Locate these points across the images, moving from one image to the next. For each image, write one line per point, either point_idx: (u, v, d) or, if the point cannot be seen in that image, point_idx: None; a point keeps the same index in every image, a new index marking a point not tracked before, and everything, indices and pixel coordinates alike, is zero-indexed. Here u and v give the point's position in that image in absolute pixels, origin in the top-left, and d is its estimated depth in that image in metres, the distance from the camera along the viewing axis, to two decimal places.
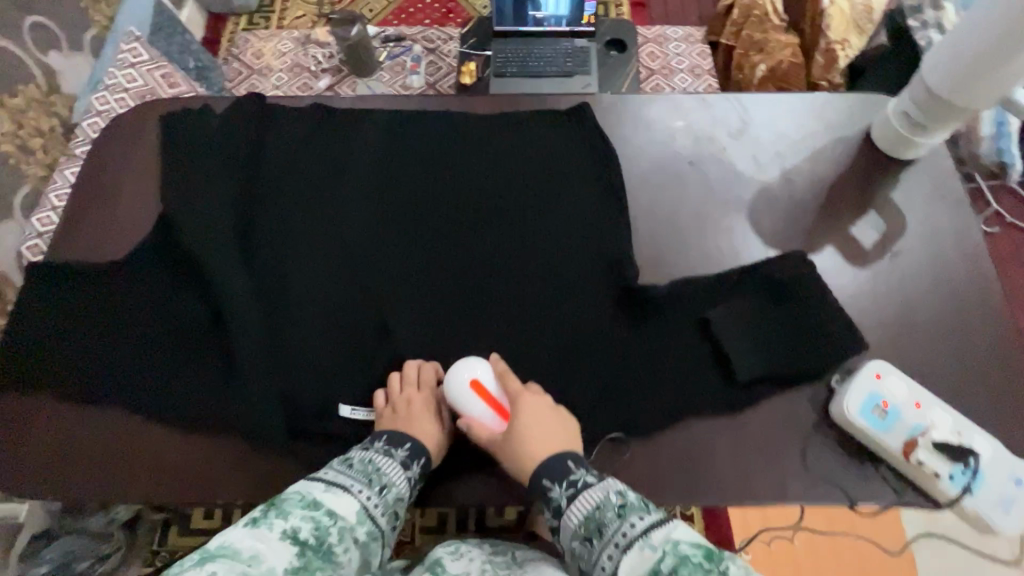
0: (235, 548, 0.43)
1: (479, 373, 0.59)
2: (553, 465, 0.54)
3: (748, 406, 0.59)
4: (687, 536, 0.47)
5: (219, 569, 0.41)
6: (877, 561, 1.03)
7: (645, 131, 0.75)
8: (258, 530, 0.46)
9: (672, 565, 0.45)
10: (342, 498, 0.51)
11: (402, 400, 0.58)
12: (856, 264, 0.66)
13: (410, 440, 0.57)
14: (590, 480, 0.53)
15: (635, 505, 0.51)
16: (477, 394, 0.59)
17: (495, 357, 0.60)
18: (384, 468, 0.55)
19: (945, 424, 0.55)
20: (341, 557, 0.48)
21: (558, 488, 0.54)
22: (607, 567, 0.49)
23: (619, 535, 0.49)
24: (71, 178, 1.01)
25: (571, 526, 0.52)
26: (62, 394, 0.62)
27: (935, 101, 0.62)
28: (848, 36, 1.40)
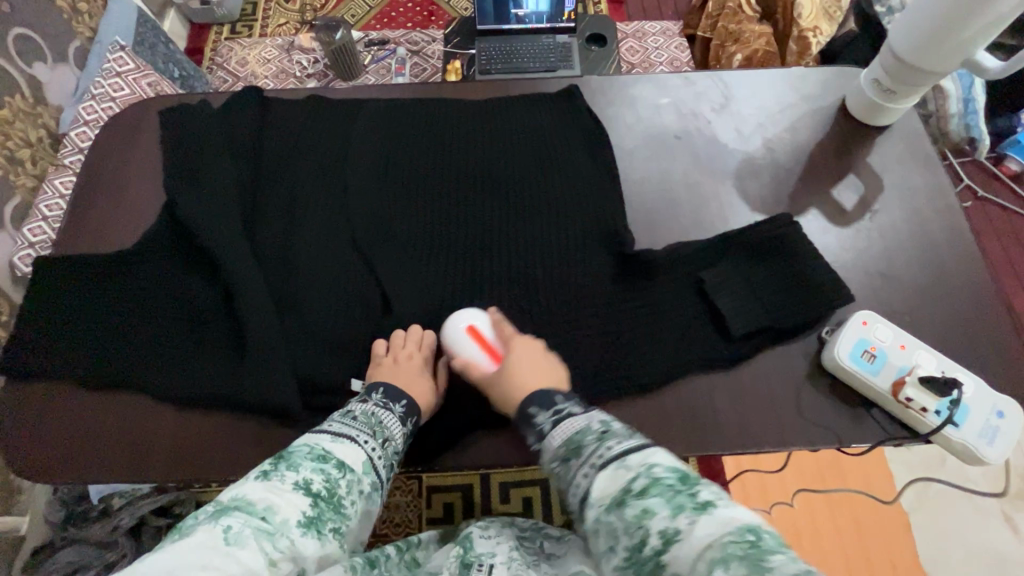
0: (249, 502, 0.44)
1: (475, 319, 0.63)
2: (538, 395, 0.56)
3: (745, 360, 0.62)
4: (661, 461, 0.46)
5: (234, 523, 0.42)
6: (870, 510, 1.10)
7: (633, 109, 0.78)
8: (271, 482, 0.47)
9: (643, 485, 0.44)
10: (349, 448, 0.53)
11: (402, 354, 0.61)
12: (839, 224, 0.69)
13: (406, 397, 0.59)
14: (575, 411, 0.54)
15: (617, 432, 0.51)
16: (473, 338, 0.62)
17: (491, 308, 0.64)
18: (386, 422, 0.57)
19: (929, 363, 0.58)
20: (349, 510, 0.50)
21: (543, 415, 0.55)
22: (580, 486, 0.49)
23: (595, 456, 0.49)
24: (61, 187, 1.00)
25: (552, 448, 0.53)
26: (80, 380, 0.64)
27: (903, 69, 0.65)
28: (819, 23, 1.43)
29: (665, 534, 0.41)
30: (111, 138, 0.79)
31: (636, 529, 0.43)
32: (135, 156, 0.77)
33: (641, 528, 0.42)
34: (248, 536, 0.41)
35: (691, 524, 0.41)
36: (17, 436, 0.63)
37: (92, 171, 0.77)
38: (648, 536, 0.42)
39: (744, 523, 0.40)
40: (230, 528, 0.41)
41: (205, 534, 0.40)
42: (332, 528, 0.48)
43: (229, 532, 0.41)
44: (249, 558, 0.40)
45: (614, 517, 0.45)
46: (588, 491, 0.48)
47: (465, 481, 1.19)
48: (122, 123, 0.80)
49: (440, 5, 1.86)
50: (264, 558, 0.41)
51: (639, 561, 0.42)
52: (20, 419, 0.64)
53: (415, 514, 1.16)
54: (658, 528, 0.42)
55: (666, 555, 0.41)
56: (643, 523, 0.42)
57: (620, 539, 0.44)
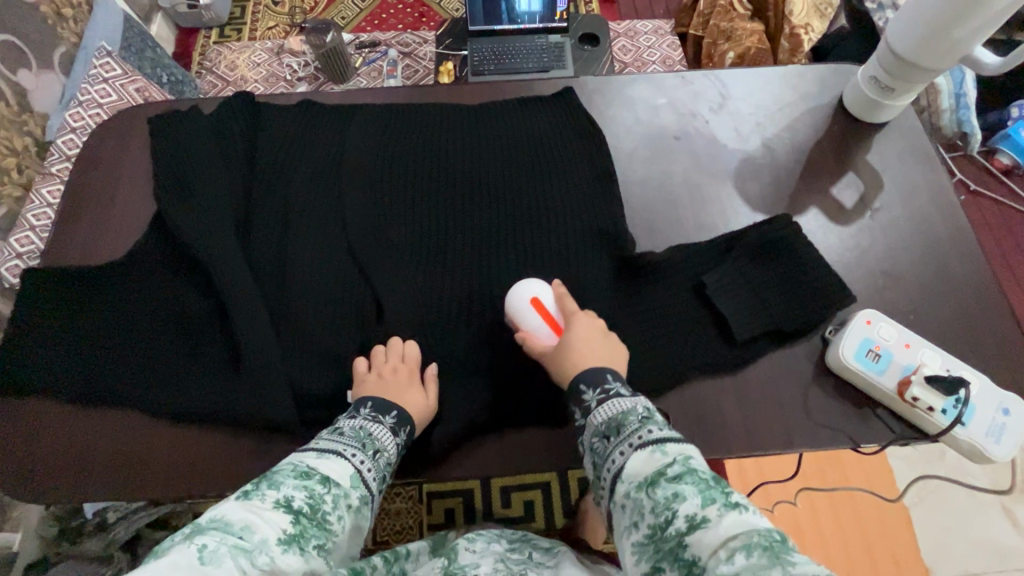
0: (226, 520, 0.43)
1: (540, 291, 0.61)
2: (591, 371, 0.56)
3: (749, 362, 0.61)
4: (698, 456, 0.47)
5: (209, 542, 0.40)
6: (872, 505, 1.10)
7: (630, 110, 0.78)
8: (250, 502, 0.45)
9: (679, 472, 0.45)
10: (335, 463, 0.52)
11: (386, 368, 0.60)
12: (839, 223, 0.69)
13: (397, 408, 0.58)
14: (621, 392, 0.54)
15: (659, 420, 0.51)
16: (537, 310, 0.60)
17: (557, 282, 0.62)
18: (376, 434, 0.56)
19: (934, 362, 0.58)
20: (335, 526, 0.48)
21: (591, 391, 0.55)
22: (615, 462, 0.49)
23: (636, 436, 0.49)
24: (48, 197, 0.98)
25: (594, 423, 0.53)
26: (70, 396, 0.62)
27: (901, 65, 0.65)
28: (811, 20, 1.45)
29: (693, 519, 0.42)
30: (100, 146, 0.77)
31: (664, 511, 0.43)
32: (125, 164, 0.76)
33: (669, 510, 0.43)
34: (223, 555, 0.40)
35: (720, 516, 0.41)
36: (5, 454, 0.61)
37: (80, 179, 0.75)
38: (675, 518, 0.42)
39: (771, 524, 0.41)
40: (204, 547, 0.40)
41: (177, 555, 0.39)
42: (317, 545, 0.46)
43: (204, 551, 0.39)
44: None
45: (644, 495, 0.45)
46: (622, 468, 0.48)
47: (465, 486, 1.18)
48: (110, 130, 0.78)
49: (431, 6, 1.85)
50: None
51: (660, 541, 0.43)
52: (8, 436, 0.62)
53: (416, 520, 1.15)
54: (687, 512, 0.42)
55: (689, 539, 0.41)
56: (673, 505, 0.43)
57: (646, 518, 0.44)
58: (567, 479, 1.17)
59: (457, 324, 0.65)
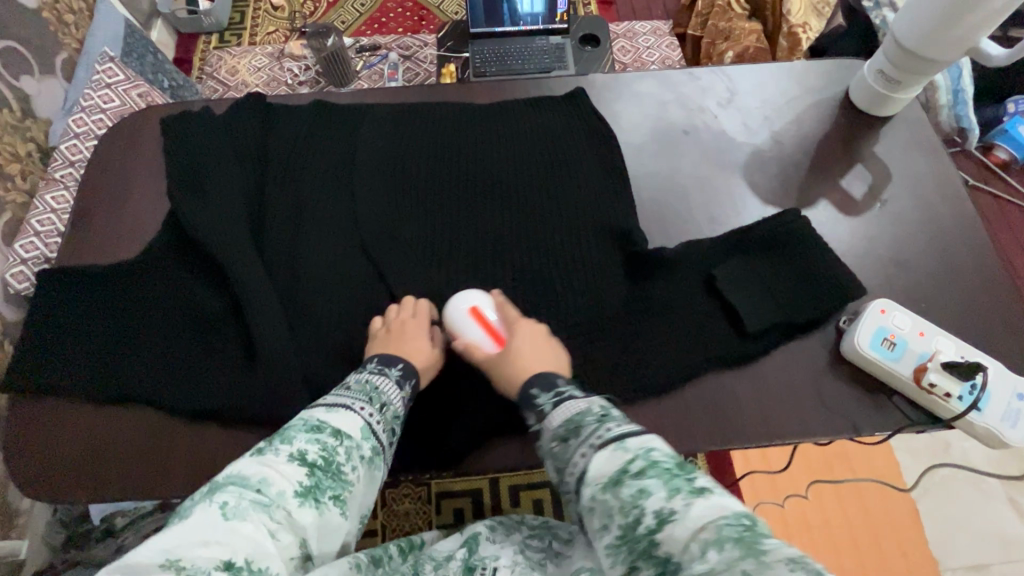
0: (244, 476, 0.44)
1: (478, 301, 0.62)
2: (542, 377, 0.55)
3: (764, 353, 0.61)
4: (661, 445, 0.45)
5: (230, 499, 0.41)
6: (881, 498, 1.10)
7: (639, 106, 0.78)
8: (265, 457, 0.46)
9: (642, 466, 0.43)
10: (345, 416, 0.51)
11: (395, 322, 0.61)
12: (848, 214, 0.70)
13: (403, 361, 0.58)
14: (576, 394, 0.53)
15: (617, 416, 0.49)
16: (476, 320, 0.61)
17: (496, 291, 0.63)
18: (382, 388, 0.55)
19: (949, 348, 0.59)
20: (349, 476, 0.48)
21: (543, 395, 0.54)
22: (577, 465, 0.47)
23: (594, 435, 0.48)
24: (53, 202, 0.98)
25: (552, 428, 0.51)
26: (87, 395, 0.62)
27: (907, 58, 0.66)
28: (808, 19, 1.47)
29: (661, 515, 0.40)
30: (109, 149, 0.77)
31: (631, 510, 0.42)
32: (135, 166, 0.76)
33: (637, 508, 0.42)
34: (246, 510, 0.41)
35: (686, 505, 0.40)
36: (23, 456, 0.61)
37: (90, 182, 0.75)
38: (644, 516, 0.41)
39: (739, 507, 0.39)
40: (226, 504, 0.41)
41: (201, 513, 0.40)
42: (333, 496, 0.46)
43: (226, 508, 0.41)
44: (249, 532, 0.40)
45: (609, 496, 0.43)
46: (584, 471, 0.47)
47: (474, 486, 1.18)
48: (119, 133, 0.78)
49: (431, 10, 1.86)
50: (265, 530, 0.41)
51: (632, 541, 0.41)
52: (26, 439, 0.62)
53: (425, 521, 1.15)
54: (654, 508, 0.41)
55: (660, 535, 0.40)
56: (640, 502, 0.42)
57: (616, 519, 0.43)
58: None
59: None
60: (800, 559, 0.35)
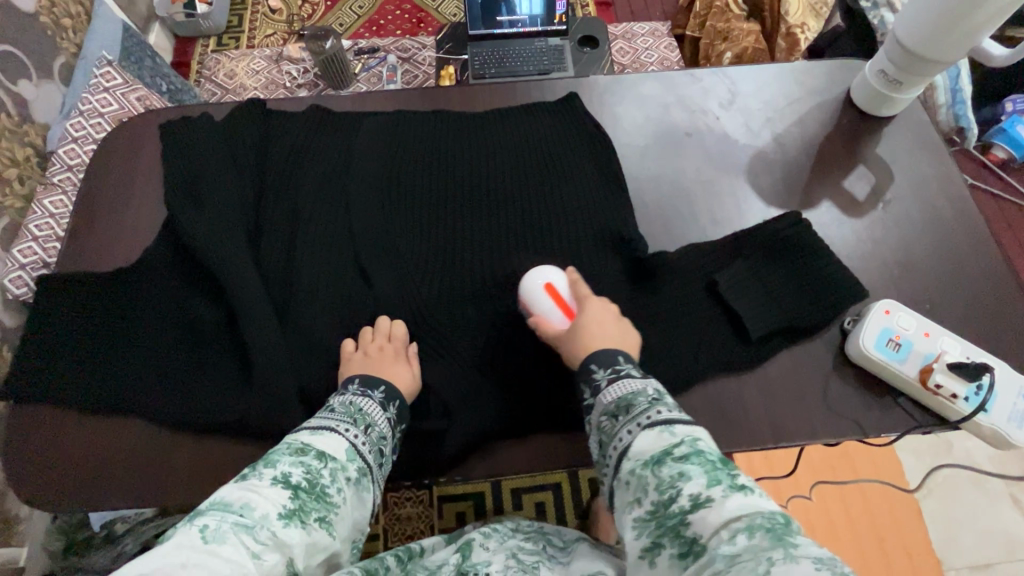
0: (225, 500, 0.42)
1: (553, 277, 0.62)
2: (603, 353, 0.56)
3: (770, 355, 0.61)
4: (707, 439, 0.46)
5: (210, 522, 0.40)
6: (885, 497, 1.10)
7: (641, 108, 0.78)
8: (248, 482, 0.44)
9: (686, 452, 0.44)
10: (329, 438, 0.51)
11: (372, 347, 0.60)
12: (852, 216, 0.70)
13: (385, 383, 0.57)
14: (633, 373, 0.54)
15: (669, 403, 0.50)
16: (550, 295, 0.61)
17: (569, 269, 0.64)
18: (366, 409, 0.55)
19: (954, 349, 0.59)
20: (335, 498, 0.47)
21: (602, 371, 0.55)
22: (623, 441, 0.49)
23: (645, 415, 0.49)
24: (51, 207, 0.97)
25: (603, 404, 0.53)
26: (82, 405, 0.61)
27: (910, 59, 0.66)
28: (806, 19, 1.47)
29: (697, 499, 0.41)
30: (109, 154, 0.77)
31: (668, 489, 0.43)
32: (136, 172, 0.76)
33: (674, 488, 0.42)
34: (226, 532, 0.39)
35: (723, 496, 0.41)
36: (21, 464, 0.61)
37: (90, 187, 0.75)
38: (679, 496, 0.42)
39: (775, 509, 0.40)
40: (206, 527, 0.39)
41: (179, 536, 0.38)
42: (318, 518, 0.45)
43: (206, 531, 0.39)
44: (229, 553, 0.38)
45: (649, 473, 0.45)
46: (629, 446, 0.48)
47: (475, 489, 1.17)
48: (119, 138, 0.78)
49: (429, 12, 1.86)
50: (245, 551, 0.39)
51: (662, 517, 0.42)
52: (23, 447, 0.61)
53: (426, 525, 1.14)
54: (691, 491, 0.42)
55: (692, 516, 0.41)
56: (677, 484, 0.43)
57: (650, 495, 0.44)
58: (578, 480, 1.17)
59: (477, 322, 0.64)
60: (829, 559, 0.35)
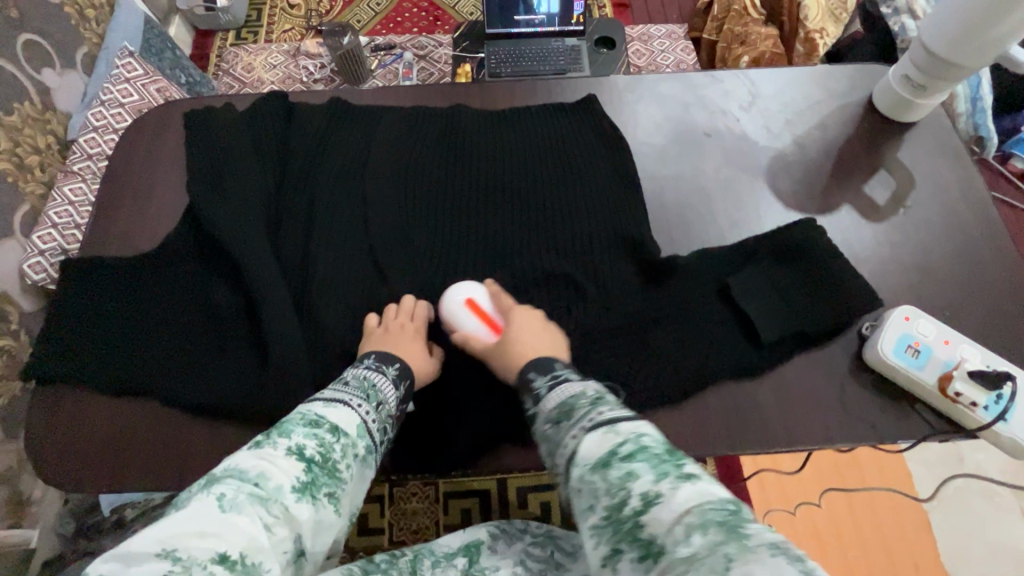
0: (241, 468, 0.43)
1: (473, 293, 0.62)
2: (538, 361, 0.55)
3: (786, 358, 0.61)
4: (651, 432, 0.45)
5: (227, 491, 0.40)
6: (894, 509, 1.09)
7: (660, 107, 0.78)
8: (263, 450, 0.44)
9: (631, 449, 0.43)
10: (342, 412, 0.50)
11: (394, 323, 0.60)
12: (871, 220, 0.69)
13: (400, 360, 0.57)
14: (571, 377, 0.53)
15: (609, 401, 0.49)
16: (471, 311, 0.61)
17: (490, 282, 0.64)
18: (379, 386, 0.55)
19: (974, 357, 0.58)
20: (344, 474, 0.47)
21: (541, 379, 0.54)
22: (568, 447, 0.47)
23: (587, 418, 0.47)
24: (71, 195, 0.98)
25: (546, 411, 0.51)
26: (101, 386, 0.62)
27: (934, 64, 0.65)
28: (826, 24, 1.44)
29: (648, 496, 0.40)
30: (132, 142, 0.78)
31: (618, 491, 0.41)
32: (158, 160, 0.76)
33: (624, 489, 0.41)
34: (243, 502, 0.40)
35: (673, 489, 0.40)
36: (39, 443, 0.61)
37: (112, 175, 0.76)
38: (629, 498, 0.40)
39: (725, 495, 0.39)
40: (223, 496, 0.40)
41: (197, 504, 0.39)
42: (328, 493, 0.45)
43: (223, 500, 0.40)
44: (245, 525, 0.39)
45: (597, 478, 0.43)
46: (575, 451, 0.46)
47: (481, 486, 1.17)
48: (142, 127, 0.79)
49: (446, 11, 1.86)
50: (259, 522, 0.40)
51: (617, 521, 0.41)
52: (42, 425, 0.61)
53: (432, 520, 1.15)
54: (640, 490, 0.40)
55: (645, 516, 0.39)
56: (627, 484, 0.41)
57: (601, 500, 0.42)
58: None
59: None
60: (784, 545, 0.35)
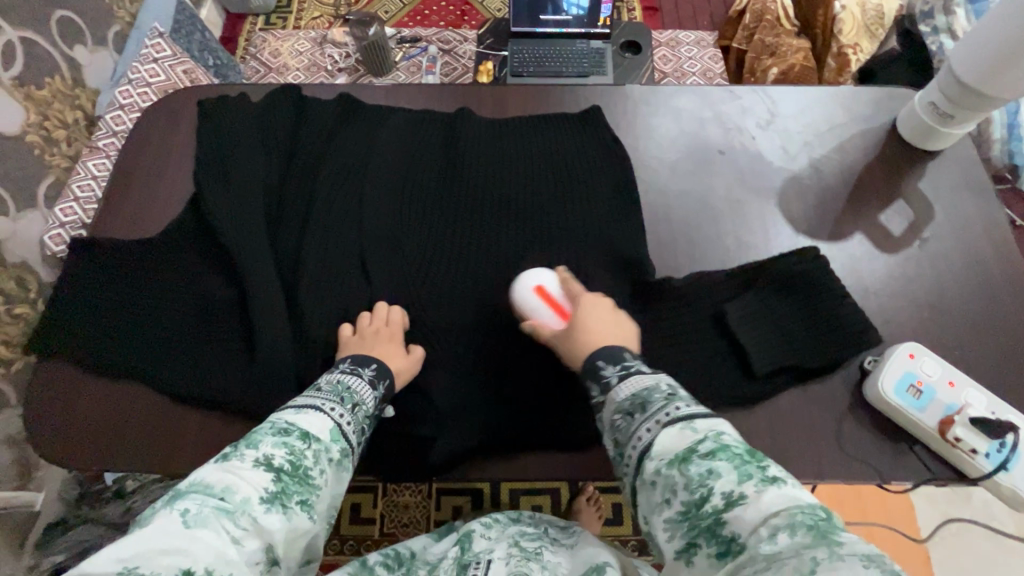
0: (206, 483, 0.42)
1: (543, 280, 0.61)
2: (606, 349, 0.54)
3: (783, 389, 0.59)
4: (731, 432, 0.45)
5: (191, 506, 0.40)
6: (893, 545, 1.06)
7: (674, 120, 0.77)
8: (229, 463, 0.45)
9: (712, 448, 0.43)
10: (315, 418, 0.50)
11: (369, 329, 0.61)
12: (884, 251, 0.67)
13: (376, 361, 0.57)
14: (642, 369, 0.52)
15: (686, 397, 0.49)
16: (541, 297, 0.60)
17: (559, 269, 0.63)
18: (354, 388, 0.55)
19: (979, 403, 0.56)
20: (317, 480, 0.47)
21: (610, 368, 0.53)
22: (642, 440, 0.47)
23: (663, 412, 0.47)
24: (94, 169, 1.00)
25: (616, 401, 0.50)
26: (96, 368, 0.63)
27: (965, 93, 0.62)
28: (860, 40, 1.39)
29: (730, 496, 0.40)
30: (150, 125, 0.79)
31: (697, 488, 0.41)
32: (173, 146, 0.78)
33: (704, 486, 0.41)
34: (207, 517, 0.40)
35: (758, 492, 0.39)
36: (34, 419, 0.62)
37: (128, 158, 0.77)
38: (711, 495, 0.41)
39: (811, 499, 0.39)
40: (187, 511, 0.40)
41: (161, 521, 0.39)
42: (299, 501, 0.45)
43: (187, 516, 0.40)
44: (210, 539, 0.39)
45: (676, 472, 0.43)
46: (651, 445, 0.46)
47: (474, 485, 1.18)
48: (161, 112, 0.80)
49: (474, 6, 1.86)
50: (226, 536, 0.40)
51: (695, 518, 0.41)
52: (38, 401, 0.63)
53: (424, 515, 1.15)
54: (723, 489, 0.40)
55: (727, 515, 0.39)
56: (708, 482, 0.41)
57: (679, 495, 0.42)
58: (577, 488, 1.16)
59: (487, 324, 0.64)
60: (876, 556, 0.34)
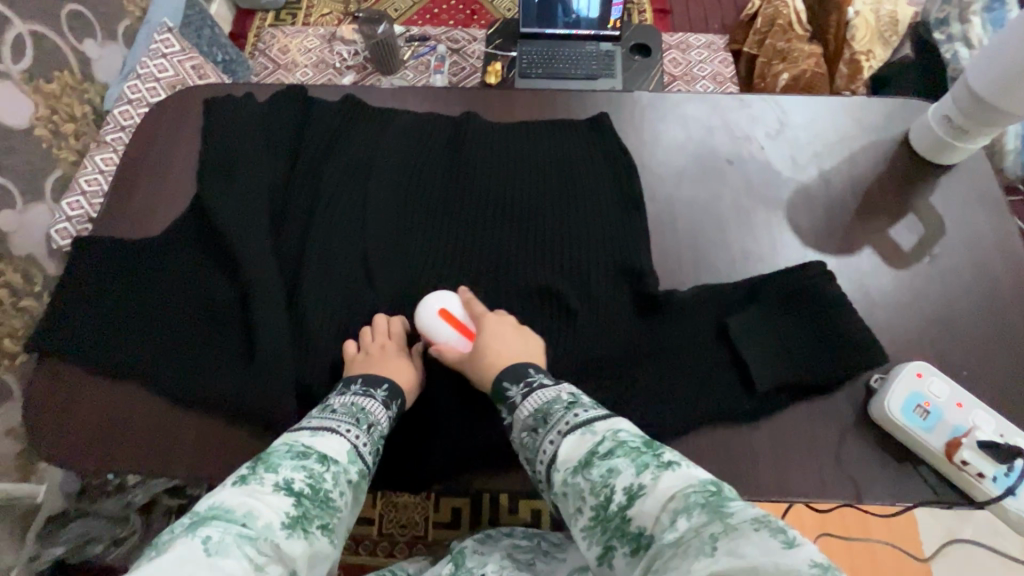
0: (227, 509, 0.41)
1: (445, 301, 0.62)
2: (512, 369, 0.55)
3: (787, 405, 0.58)
4: (628, 428, 0.47)
5: (213, 533, 0.39)
6: (893, 560, 1.05)
7: (683, 127, 0.76)
8: (249, 488, 0.44)
9: (610, 448, 0.45)
10: (331, 440, 0.51)
11: (374, 346, 0.60)
12: (893, 266, 0.66)
13: (388, 381, 0.57)
14: (545, 382, 0.54)
15: (584, 402, 0.51)
16: (446, 320, 0.61)
17: (462, 287, 0.63)
18: (369, 408, 0.55)
19: (988, 425, 0.55)
20: (337, 503, 0.47)
21: (514, 387, 0.54)
22: (548, 452, 0.49)
23: (563, 422, 0.49)
24: (101, 164, 0.98)
25: (521, 419, 0.52)
26: (97, 367, 0.63)
27: (981, 108, 0.61)
28: (873, 46, 1.38)
29: (630, 491, 0.42)
30: (157, 123, 0.79)
31: (603, 490, 0.43)
32: (178, 144, 0.77)
33: (607, 487, 0.43)
34: (230, 544, 0.39)
35: (655, 479, 0.42)
36: (36, 417, 0.62)
37: (134, 155, 0.77)
38: (614, 493, 0.42)
39: (704, 477, 0.41)
40: (209, 539, 0.38)
41: (181, 548, 0.37)
42: (321, 525, 0.45)
43: (209, 543, 0.38)
44: (235, 567, 0.37)
45: (580, 478, 0.45)
46: (556, 456, 0.48)
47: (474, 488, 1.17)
48: (167, 110, 0.80)
49: (484, 5, 1.85)
50: (249, 563, 0.38)
51: (605, 520, 0.42)
52: (39, 400, 0.63)
53: (422, 516, 1.15)
54: (624, 485, 0.42)
55: (631, 511, 0.41)
56: (610, 482, 0.43)
57: (588, 501, 0.44)
58: None
59: None
60: (764, 518, 0.36)
